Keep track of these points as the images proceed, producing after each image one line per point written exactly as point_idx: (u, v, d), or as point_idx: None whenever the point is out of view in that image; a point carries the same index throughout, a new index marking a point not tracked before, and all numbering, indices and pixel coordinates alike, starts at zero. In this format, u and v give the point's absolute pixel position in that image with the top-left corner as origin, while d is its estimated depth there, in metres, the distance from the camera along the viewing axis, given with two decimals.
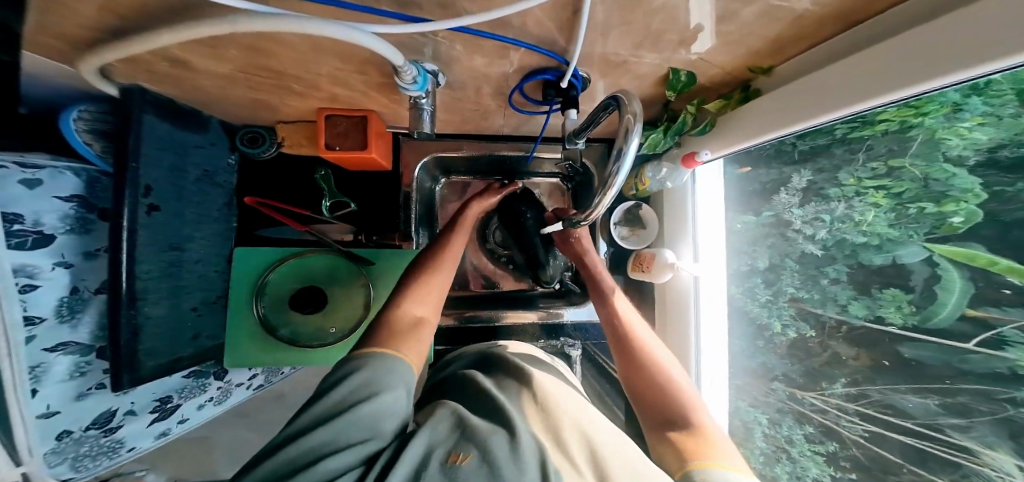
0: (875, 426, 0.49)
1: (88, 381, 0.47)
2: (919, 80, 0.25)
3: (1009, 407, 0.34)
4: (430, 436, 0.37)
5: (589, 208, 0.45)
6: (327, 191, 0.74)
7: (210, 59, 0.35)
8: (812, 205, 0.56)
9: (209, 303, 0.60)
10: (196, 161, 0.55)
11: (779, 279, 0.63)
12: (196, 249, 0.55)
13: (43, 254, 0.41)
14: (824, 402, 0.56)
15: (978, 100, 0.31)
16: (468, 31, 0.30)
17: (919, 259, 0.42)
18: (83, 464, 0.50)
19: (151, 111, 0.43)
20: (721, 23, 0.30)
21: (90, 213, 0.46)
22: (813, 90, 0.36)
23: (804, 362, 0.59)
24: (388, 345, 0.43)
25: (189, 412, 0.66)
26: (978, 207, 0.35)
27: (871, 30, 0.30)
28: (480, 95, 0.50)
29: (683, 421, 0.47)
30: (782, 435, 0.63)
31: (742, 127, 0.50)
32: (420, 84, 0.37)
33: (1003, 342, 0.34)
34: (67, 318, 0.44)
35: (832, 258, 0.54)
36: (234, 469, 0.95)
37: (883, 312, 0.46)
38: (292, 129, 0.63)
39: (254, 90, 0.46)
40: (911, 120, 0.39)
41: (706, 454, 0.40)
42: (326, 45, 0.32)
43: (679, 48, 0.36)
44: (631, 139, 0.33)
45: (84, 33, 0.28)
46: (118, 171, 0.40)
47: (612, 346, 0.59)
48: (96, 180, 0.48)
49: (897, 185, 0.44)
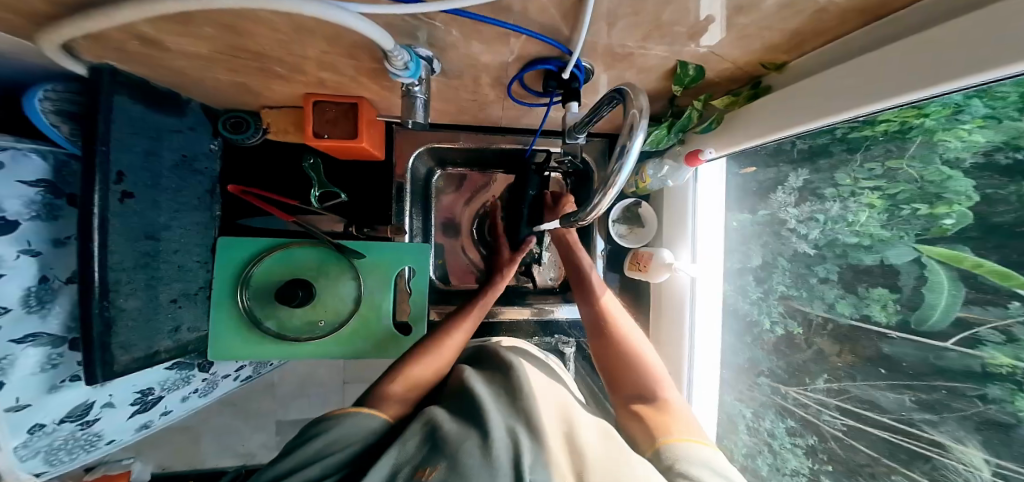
0: (852, 420, 0.50)
1: (61, 372, 0.45)
2: (937, 82, 0.24)
3: (979, 404, 0.35)
4: (396, 458, 0.35)
5: (590, 207, 0.42)
6: (315, 181, 0.71)
7: (183, 37, 0.32)
8: (807, 205, 0.56)
9: (190, 295, 0.57)
10: (173, 145, 0.52)
11: (770, 277, 0.63)
12: (174, 238, 0.53)
13: (7, 242, 0.39)
14: (806, 396, 0.56)
15: (980, 103, 0.30)
16: (466, 14, 0.28)
17: (907, 259, 0.42)
18: (58, 458, 0.49)
19: (124, 92, 0.41)
20: (736, 14, 0.28)
21: (59, 199, 0.44)
22: (826, 89, 0.35)
23: (788, 358, 0.60)
24: (371, 406, 0.45)
25: (172, 404, 0.64)
26: (969, 210, 0.35)
27: (894, 26, 0.29)
28: (478, 85, 0.48)
29: (652, 395, 0.53)
30: (765, 429, 0.64)
31: (750, 125, 0.48)
32: (413, 70, 0.35)
33: (979, 342, 0.35)
34: (36, 308, 0.42)
35: (823, 257, 0.53)
36: (221, 460, 0.95)
37: (869, 311, 0.47)
38: (278, 114, 0.60)
39: (232, 72, 0.43)
40: (912, 121, 0.37)
41: (670, 428, 0.47)
42: (310, 26, 0.30)
43: (688, 41, 0.34)
44: (635, 135, 0.31)
45: (39, 7, 0.26)
46: (87, 157, 0.38)
47: (592, 332, 0.64)
48: (66, 164, 0.45)
49: (892, 186, 0.43)
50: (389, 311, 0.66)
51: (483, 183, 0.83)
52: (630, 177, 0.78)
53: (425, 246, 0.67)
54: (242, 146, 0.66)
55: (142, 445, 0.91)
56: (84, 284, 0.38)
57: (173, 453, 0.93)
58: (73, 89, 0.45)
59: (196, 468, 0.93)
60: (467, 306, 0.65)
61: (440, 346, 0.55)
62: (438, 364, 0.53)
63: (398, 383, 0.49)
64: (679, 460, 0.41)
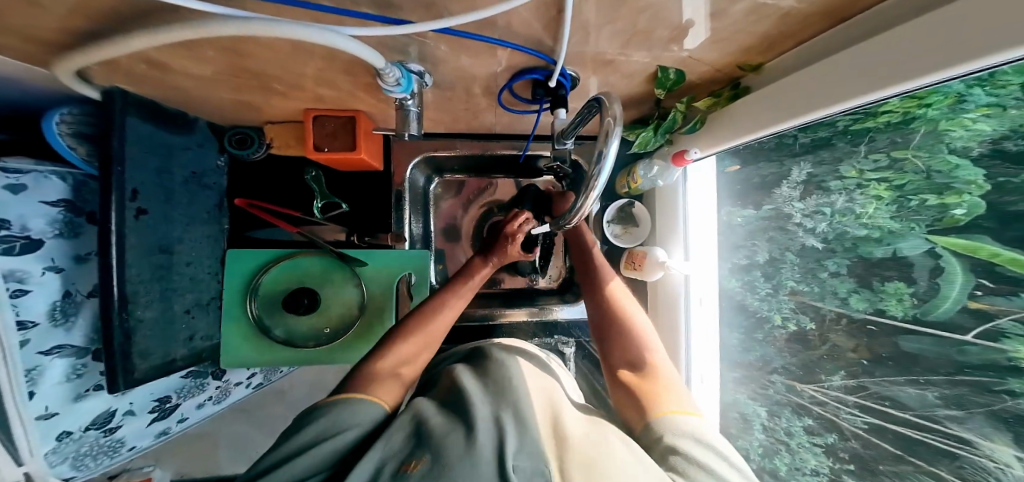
0: (873, 417, 0.49)
1: (85, 382, 0.48)
2: (900, 80, 0.26)
3: (1006, 399, 0.35)
4: (382, 452, 0.35)
5: (575, 211, 0.45)
6: (317, 193, 0.74)
7: (192, 61, 0.35)
8: (812, 199, 0.56)
9: (202, 305, 0.60)
10: (182, 163, 0.55)
11: (778, 272, 0.63)
12: (186, 251, 0.55)
13: (33, 259, 0.41)
14: (823, 394, 0.56)
15: (981, 91, 0.31)
16: (451, 31, 0.30)
17: (919, 251, 0.42)
18: (84, 463, 0.51)
19: (135, 113, 0.43)
20: (712, 20, 0.30)
21: (78, 217, 0.47)
22: (794, 91, 0.37)
23: (801, 355, 0.59)
24: (364, 391, 0.43)
25: (188, 411, 0.67)
26: (981, 199, 0.35)
27: (852, 31, 0.31)
28: (471, 95, 0.50)
29: (641, 366, 0.54)
30: (781, 427, 0.63)
31: (732, 125, 0.49)
32: (404, 86, 0.37)
33: (1001, 335, 0.34)
34: (61, 321, 0.44)
35: (832, 251, 0.54)
36: (235, 467, 0.97)
37: (884, 305, 0.46)
38: (281, 129, 0.62)
39: (237, 91, 0.46)
40: (913, 112, 0.39)
41: (660, 401, 0.48)
42: (306, 46, 0.32)
43: (670, 45, 0.35)
44: (611, 142, 0.33)
45: (59, 36, 0.28)
46: (104, 177, 0.40)
47: (595, 313, 0.65)
48: (84, 183, 0.48)
49: (899, 177, 0.44)
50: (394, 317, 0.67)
51: (481, 188, 0.83)
52: (624, 179, 0.78)
53: (428, 254, 0.69)
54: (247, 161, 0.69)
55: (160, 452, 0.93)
56: (103, 295, 0.40)
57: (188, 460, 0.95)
58: (88, 112, 0.48)
59: (212, 474, 0.96)
60: (463, 274, 0.63)
61: (432, 315, 0.55)
62: (426, 341, 0.52)
63: (386, 359, 0.48)
64: (666, 433, 0.43)
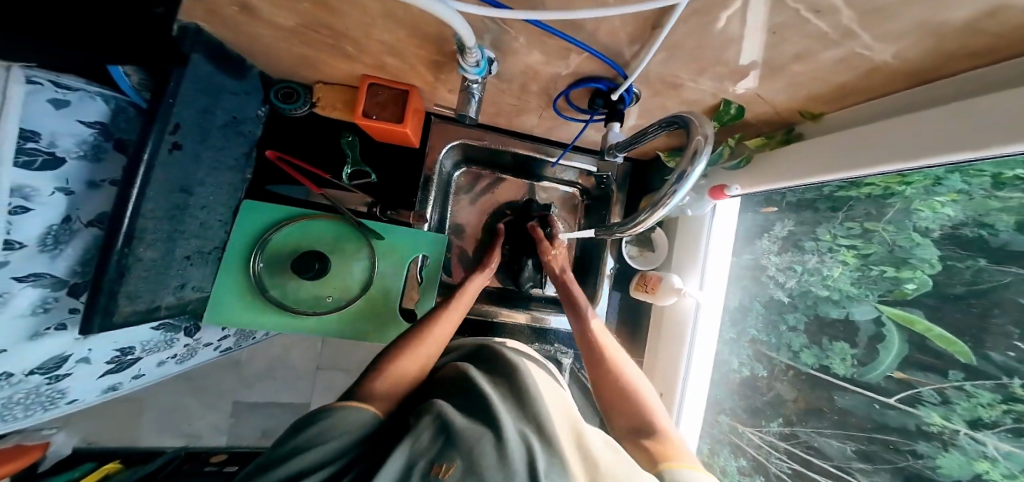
0: (798, 464, 0.58)
1: (49, 319, 0.42)
2: (977, 145, 0.27)
3: (909, 458, 0.44)
4: (410, 451, 0.33)
5: (630, 224, 0.46)
6: (350, 157, 0.69)
7: (279, 8, 0.32)
8: (788, 255, 0.62)
9: (203, 253, 0.56)
10: (226, 107, 0.51)
11: (744, 320, 0.70)
12: (204, 195, 0.51)
13: (49, 177, 0.37)
14: (760, 437, 0.64)
15: (957, 177, 0.36)
16: (541, 25, 0.30)
17: (868, 317, 0.49)
18: (14, 410, 0.45)
19: (200, 51, 0.41)
20: (796, 63, 0.32)
21: (106, 142, 0.42)
22: (854, 142, 0.39)
23: (749, 399, 0.67)
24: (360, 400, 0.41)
25: (147, 368, 0.62)
26: (930, 277, 0.42)
27: (928, 95, 0.32)
28: (524, 92, 0.50)
29: (649, 426, 0.50)
30: (717, 464, 0.71)
31: (778, 170, 0.51)
32: (480, 69, 0.37)
33: (918, 401, 0.43)
34: (49, 248, 0.39)
35: (795, 306, 0.61)
36: (163, 438, 0.90)
37: (830, 363, 0.54)
38: (331, 90, 0.59)
39: (309, 47, 0.44)
40: (893, 188, 0.43)
41: (674, 455, 0.43)
42: (400, 15, 0.31)
43: (733, 83, 0.38)
44: (699, 160, 0.33)
45: None
46: (151, 105, 0.37)
47: (585, 360, 0.62)
48: (123, 110, 0.44)
49: (867, 246, 0.50)
50: (398, 295, 0.65)
51: (493, 183, 0.83)
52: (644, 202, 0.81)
53: (447, 240, 0.68)
54: (286, 115, 0.65)
55: (70, 415, 0.84)
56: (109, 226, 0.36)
57: (105, 426, 0.87)
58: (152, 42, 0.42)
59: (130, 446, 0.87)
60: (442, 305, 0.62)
61: (423, 339, 0.53)
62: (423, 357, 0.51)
63: (383, 377, 0.46)
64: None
